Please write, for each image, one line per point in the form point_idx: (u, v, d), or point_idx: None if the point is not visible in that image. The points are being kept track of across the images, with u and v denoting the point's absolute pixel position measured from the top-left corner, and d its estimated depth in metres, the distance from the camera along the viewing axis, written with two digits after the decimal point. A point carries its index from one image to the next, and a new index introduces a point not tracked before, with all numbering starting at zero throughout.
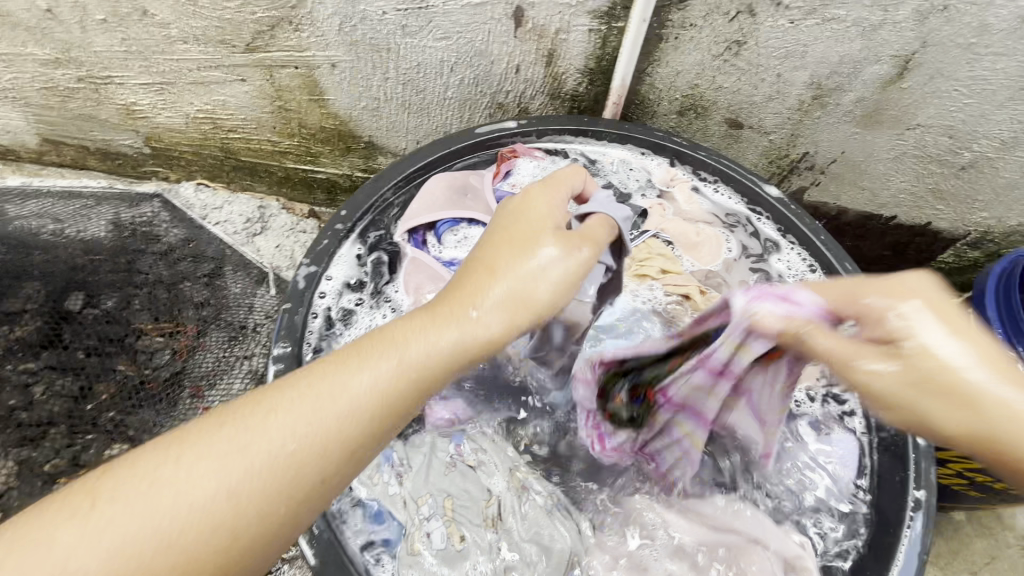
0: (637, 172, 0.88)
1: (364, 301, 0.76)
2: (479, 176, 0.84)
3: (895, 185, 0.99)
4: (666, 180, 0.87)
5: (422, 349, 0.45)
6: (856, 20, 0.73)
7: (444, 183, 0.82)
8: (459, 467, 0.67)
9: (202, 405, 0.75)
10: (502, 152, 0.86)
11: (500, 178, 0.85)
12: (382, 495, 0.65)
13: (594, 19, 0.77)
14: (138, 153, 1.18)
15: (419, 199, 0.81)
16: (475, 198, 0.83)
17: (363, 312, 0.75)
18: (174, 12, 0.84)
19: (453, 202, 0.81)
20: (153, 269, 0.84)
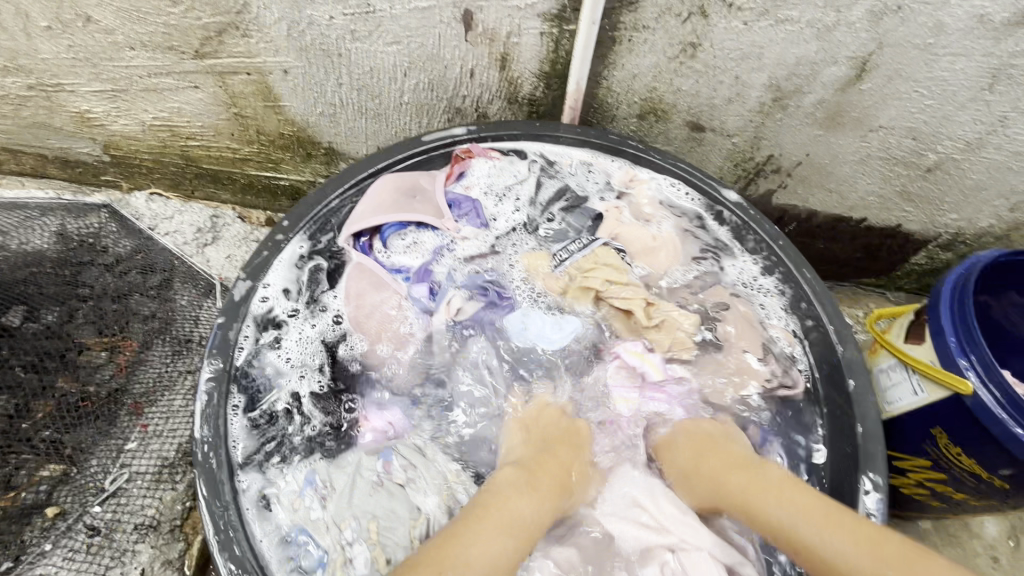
0: (596, 175, 0.87)
1: (298, 312, 0.74)
2: (430, 177, 0.83)
3: (863, 187, 0.98)
4: (624, 180, 0.86)
5: (527, 513, 0.59)
6: (810, 21, 0.72)
7: (392, 184, 0.80)
8: (387, 485, 0.65)
9: (141, 422, 0.76)
10: (457, 151, 0.84)
11: (453, 179, 0.84)
12: (304, 520, 0.63)
13: (545, 22, 0.75)
14: (97, 161, 1.15)
15: (364, 203, 0.79)
16: (424, 200, 0.81)
17: (297, 321, 0.74)
18: (119, 17, 0.82)
19: (401, 205, 0.79)
20: (100, 280, 0.82)
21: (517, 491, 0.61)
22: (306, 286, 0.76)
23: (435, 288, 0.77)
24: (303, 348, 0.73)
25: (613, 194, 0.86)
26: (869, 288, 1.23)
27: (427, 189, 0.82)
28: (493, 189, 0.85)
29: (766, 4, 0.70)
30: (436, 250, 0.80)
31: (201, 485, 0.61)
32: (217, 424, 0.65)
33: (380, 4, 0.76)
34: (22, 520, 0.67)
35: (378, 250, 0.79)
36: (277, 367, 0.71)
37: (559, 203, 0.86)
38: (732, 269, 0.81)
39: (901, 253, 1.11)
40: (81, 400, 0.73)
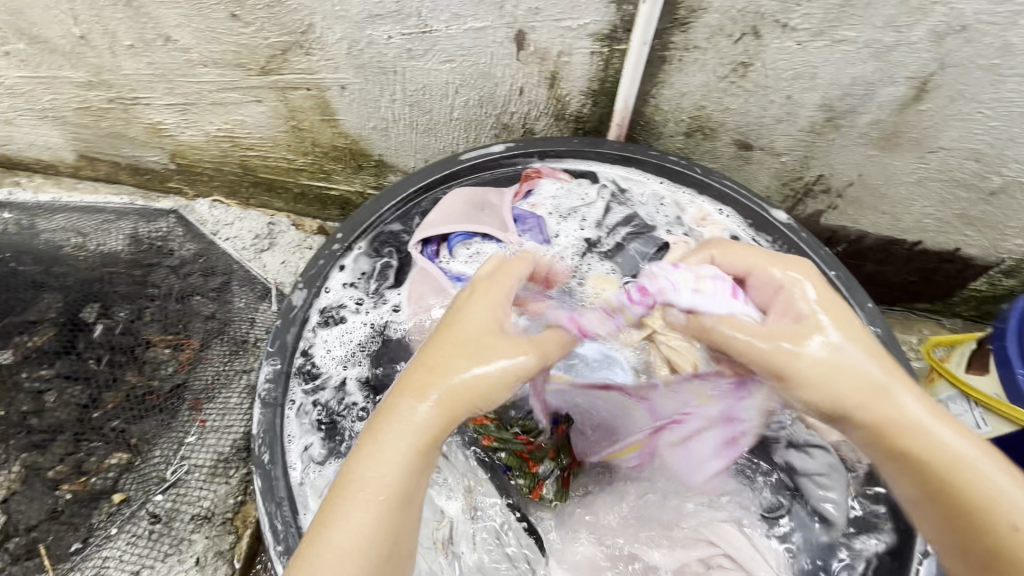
0: (667, 207, 0.87)
1: (364, 301, 0.80)
2: (498, 194, 0.85)
3: (919, 209, 0.95)
4: (697, 219, 0.85)
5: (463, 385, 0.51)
6: (867, 42, 0.71)
7: (463, 198, 0.82)
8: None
9: (199, 418, 0.79)
10: (526, 170, 0.87)
11: (522, 196, 0.87)
12: None
13: (596, 42, 0.77)
14: (164, 169, 1.23)
15: (439, 209, 0.82)
16: (492, 214, 0.83)
17: (361, 312, 0.79)
18: (195, 37, 0.89)
19: (469, 216, 0.81)
20: (166, 281, 0.87)
21: (369, 443, 0.51)
22: (376, 279, 0.81)
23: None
24: (364, 339, 0.77)
25: (682, 229, 0.86)
26: (923, 314, 1.18)
27: (496, 204, 0.84)
28: (558, 207, 0.88)
29: (822, 24, 0.70)
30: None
31: (258, 482, 0.64)
32: (271, 420, 0.67)
33: (437, 25, 0.79)
34: (91, 504, 0.71)
35: (445, 258, 0.81)
36: (336, 354, 0.75)
37: (623, 229, 0.87)
38: None
39: (959, 278, 1.07)
40: (147, 394, 0.78)
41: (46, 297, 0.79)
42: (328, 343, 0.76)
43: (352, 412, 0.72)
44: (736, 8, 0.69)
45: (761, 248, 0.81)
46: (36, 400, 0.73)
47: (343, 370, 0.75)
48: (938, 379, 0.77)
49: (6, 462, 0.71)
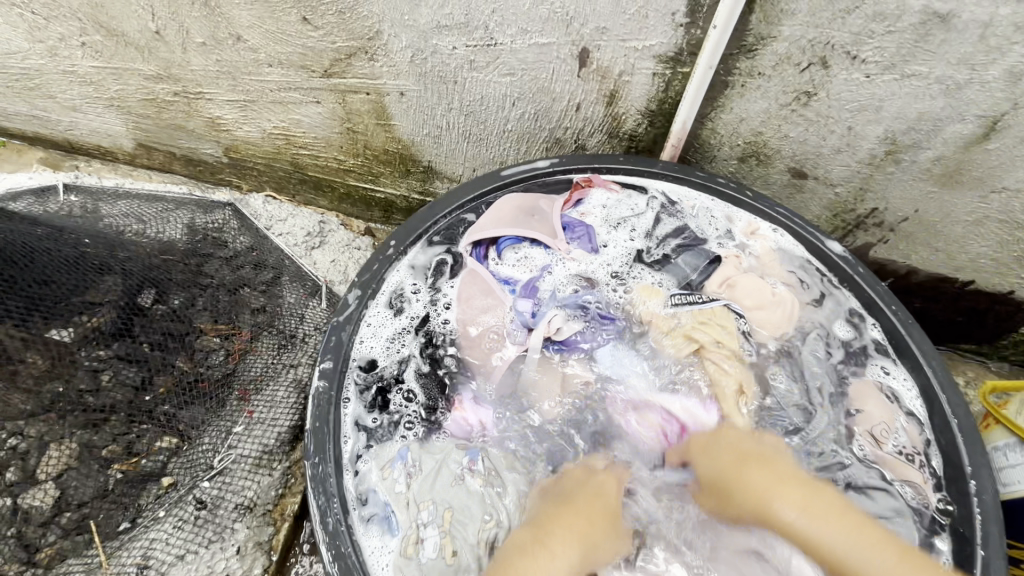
0: (717, 220, 0.85)
1: (419, 292, 0.80)
2: (549, 201, 0.86)
3: (975, 249, 0.93)
4: (745, 232, 0.84)
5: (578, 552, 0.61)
6: (939, 77, 0.70)
7: (515, 204, 0.84)
8: (468, 482, 0.69)
9: (247, 408, 0.83)
10: (577, 179, 0.87)
11: (570, 205, 0.87)
12: (388, 490, 0.67)
13: (659, 63, 0.78)
14: (217, 162, 1.27)
15: (489, 215, 0.83)
16: (542, 220, 0.85)
17: (417, 302, 0.80)
18: (264, 38, 0.91)
19: (520, 222, 0.83)
20: (219, 271, 0.90)
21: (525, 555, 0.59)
22: (431, 274, 0.82)
23: (539, 303, 0.79)
24: (413, 332, 0.78)
25: (733, 242, 0.85)
26: (969, 356, 1.15)
27: (545, 211, 0.86)
28: (608, 218, 0.87)
29: (893, 58, 0.69)
30: (544, 267, 0.83)
31: (311, 474, 0.65)
32: (327, 413, 0.68)
33: (502, 38, 0.80)
34: (140, 485, 0.73)
35: (494, 261, 0.83)
36: (391, 344, 0.76)
37: (673, 241, 0.86)
38: (842, 328, 0.78)
39: (1010, 321, 1.04)
40: (197, 380, 0.80)
41: (105, 280, 0.78)
42: (377, 331, 0.76)
43: (403, 400, 0.73)
44: (806, 37, 0.69)
45: (805, 273, 0.81)
46: (93, 379, 0.72)
47: (395, 362, 0.76)
48: (994, 427, 0.74)
49: (62, 439, 0.70)
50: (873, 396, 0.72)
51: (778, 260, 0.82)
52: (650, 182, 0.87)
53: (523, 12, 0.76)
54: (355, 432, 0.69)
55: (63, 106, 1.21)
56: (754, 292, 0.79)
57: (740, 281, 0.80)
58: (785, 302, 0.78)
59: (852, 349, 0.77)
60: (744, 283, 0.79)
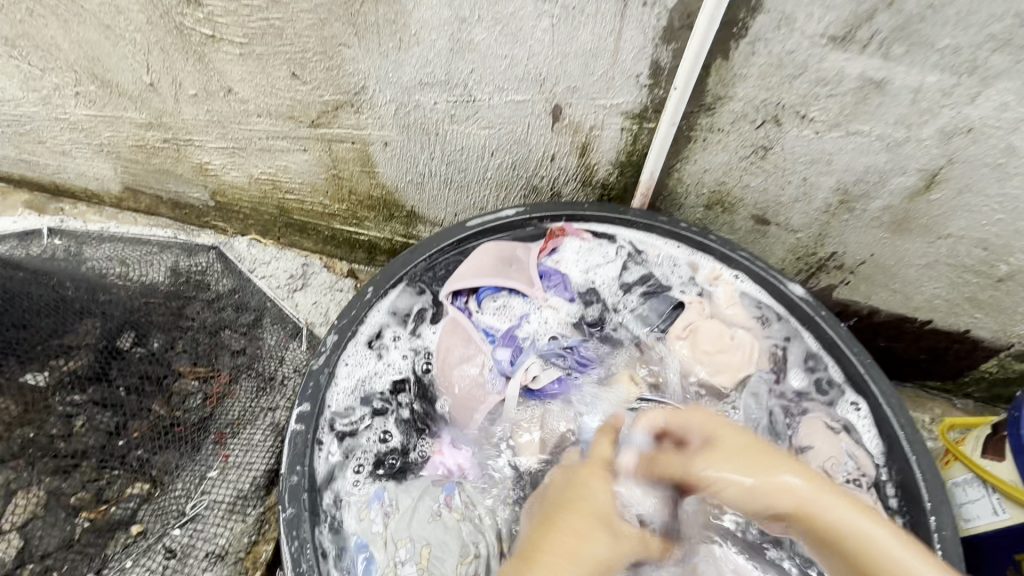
0: (682, 268, 0.90)
1: (399, 336, 0.82)
2: (526, 250, 0.90)
3: (929, 290, 0.98)
4: (709, 279, 0.88)
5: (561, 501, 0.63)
6: (880, 135, 0.76)
7: (493, 253, 0.87)
8: (445, 518, 0.70)
9: (223, 452, 0.82)
10: (552, 229, 0.91)
11: (545, 254, 0.91)
12: (365, 530, 0.68)
13: (627, 120, 0.84)
14: (203, 205, 1.29)
15: (468, 264, 0.86)
16: (519, 269, 0.88)
17: (395, 349, 0.81)
18: (255, 91, 0.96)
19: (498, 272, 0.86)
20: (201, 314, 0.91)
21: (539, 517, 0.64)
22: (410, 321, 0.84)
23: (518, 351, 0.82)
24: (394, 377, 0.80)
25: (696, 289, 0.89)
26: (935, 392, 1.19)
27: (522, 259, 0.89)
28: (581, 265, 0.91)
29: (837, 118, 0.76)
30: (522, 316, 0.86)
31: (285, 516, 0.64)
32: (303, 457, 0.68)
33: (480, 95, 0.86)
34: (108, 534, 0.71)
35: (471, 309, 0.85)
36: (370, 390, 0.77)
37: (641, 288, 0.90)
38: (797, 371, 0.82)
39: (970, 358, 1.09)
40: (173, 425, 0.80)
41: (84, 323, 0.79)
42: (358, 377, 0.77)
43: (381, 442, 0.75)
44: (759, 98, 0.76)
45: (761, 315, 0.85)
46: (65, 424, 0.72)
47: (372, 407, 0.76)
48: (952, 462, 0.76)
49: (29, 486, 0.68)
50: (820, 431, 0.77)
51: (741, 305, 0.86)
52: (621, 232, 0.91)
53: (500, 72, 0.81)
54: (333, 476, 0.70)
55: (52, 151, 1.23)
56: (712, 339, 0.82)
57: (702, 328, 0.83)
58: (745, 346, 0.82)
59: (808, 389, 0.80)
60: (705, 331, 0.83)
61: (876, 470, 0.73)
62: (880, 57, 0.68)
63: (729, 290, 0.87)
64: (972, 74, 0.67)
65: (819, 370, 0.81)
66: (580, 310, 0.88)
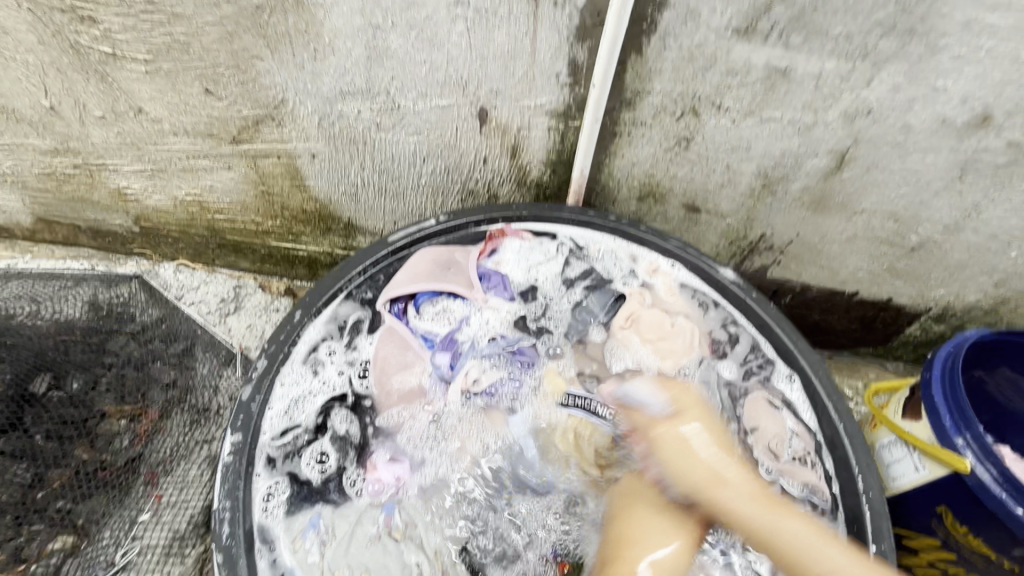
0: (621, 260, 0.90)
1: (337, 351, 0.79)
2: (465, 253, 0.89)
3: (853, 263, 1.03)
4: (648, 270, 0.89)
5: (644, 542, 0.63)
6: (791, 120, 0.80)
7: (429, 258, 0.87)
8: (384, 540, 0.67)
9: (155, 493, 0.77)
10: (491, 231, 0.91)
11: (485, 255, 0.90)
12: (302, 562, 0.64)
13: (553, 118, 0.84)
14: (127, 232, 1.22)
15: (404, 271, 0.85)
16: (457, 273, 0.87)
17: (332, 365, 0.78)
18: (167, 109, 0.91)
19: (435, 276, 0.85)
20: (125, 349, 0.86)
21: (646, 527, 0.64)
22: (346, 333, 0.81)
23: (457, 356, 0.81)
24: (332, 394, 0.76)
25: (637, 280, 0.89)
26: (868, 358, 1.26)
27: (461, 263, 0.88)
28: (523, 264, 0.90)
29: (750, 106, 0.79)
30: (463, 319, 0.85)
31: (216, 558, 0.62)
32: (235, 490, 0.66)
33: (404, 101, 0.84)
34: None
35: (410, 316, 0.83)
36: (305, 411, 0.74)
37: (583, 282, 0.89)
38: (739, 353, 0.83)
39: (896, 324, 1.15)
40: (99, 469, 0.77)
41: None
42: (293, 397, 0.74)
43: (318, 464, 0.71)
44: (676, 91, 0.78)
45: (697, 301, 0.87)
46: None
47: (307, 427, 0.73)
48: (879, 426, 0.81)
49: None
50: (763, 412, 0.78)
51: (678, 292, 0.87)
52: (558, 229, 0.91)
53: (421, 77, 0.80)
54: (267, 506, 0.66)
55: None
56: (655, 326, 0.83)
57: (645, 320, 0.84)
58: (685, 332, 0.83)
59: (745, 367, 0.82)
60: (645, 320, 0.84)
61: (818, 443, 0.75)
62: (782, 47, 0.71)
63: (665, 278, 0.88)
64: (865, 59, 0.70)
65: (753, 349, 0.83)
66: (521, 309, 0.87)
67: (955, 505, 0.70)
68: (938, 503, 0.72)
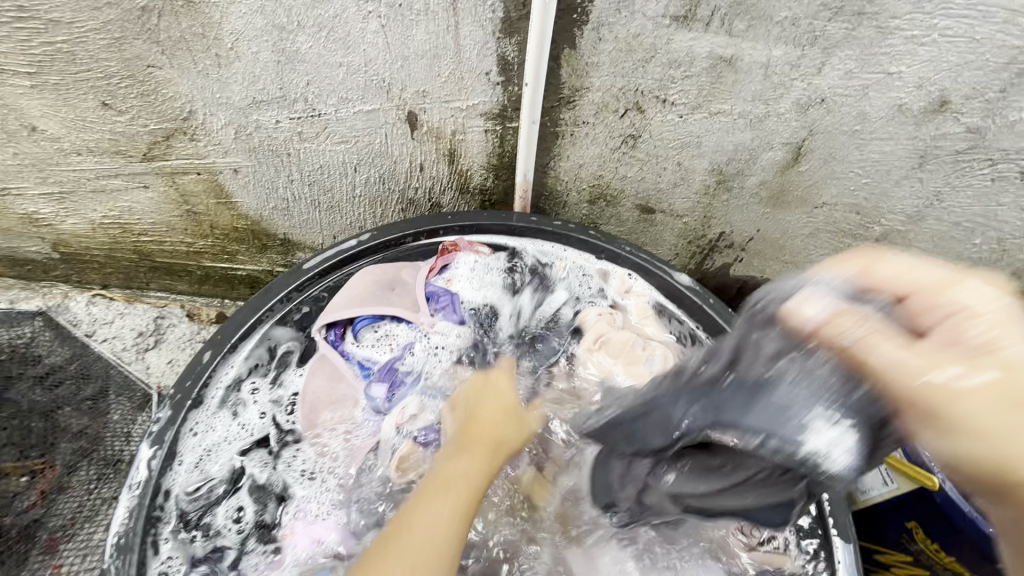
0: (590, 280, 0.86)
1: (260, 387, 0.74)
2: (412, 270, 0.84)
3: (817, 258, 0.99)
4: (620, 290, 0.84)
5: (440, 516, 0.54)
6: (741, 113, 0.74)
7: (372, 278, 0.80)
8: None
9: (54, 563, 0.72)
10: (445, 244, 0.85)
11: (436, 272, 0.85)
12: None
13: (488, 121, 0.78)
14: (47, 259, 1.12)
15: (345, 291, 0.79)
16: (402, 293, 0.82)
17: (253, 405, 0.73)
18: (64, 127, 0.82)
19: (378, 297, 0.79)
20: (29, 395, 0.80)
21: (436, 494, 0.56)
22: (274, 368, 0.76)
23: (396, 388, 0.76)
24: (250, 437, 0.71)
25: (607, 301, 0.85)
26: None
27: (407, 282, 0.83)
28: (476, 282, 0.86)
29: (697, 99, 0.73)
30: (407, 345, 0.80)
31: None
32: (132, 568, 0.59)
33: (325, 108, 0.77)
34: None
35: (350, 345, 0.78)
36: (217, 462, 0.69)
37: (548, 304, 0.86)
38: None
39: None
40: None
41: None
42: (205, 447, 0.68)
43: (232, 521, 0.66)
44: (617, 86, 0.72)
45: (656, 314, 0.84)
46: None
47: (221, 478, 0.68)
48: None
49: None
50: None
51: (651, 315, 0.82)
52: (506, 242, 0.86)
53: (339, 82, 0.73)
54: None
55: None
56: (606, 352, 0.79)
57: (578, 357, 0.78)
58: (654, 355, 0.77)
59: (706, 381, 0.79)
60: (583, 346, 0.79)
61: None
62: (725, 35, 0.65)
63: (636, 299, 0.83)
64: (814, 45, 0.65)
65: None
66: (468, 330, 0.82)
67: (927, 522, 0.66)
68: (909, 519, 0.69)
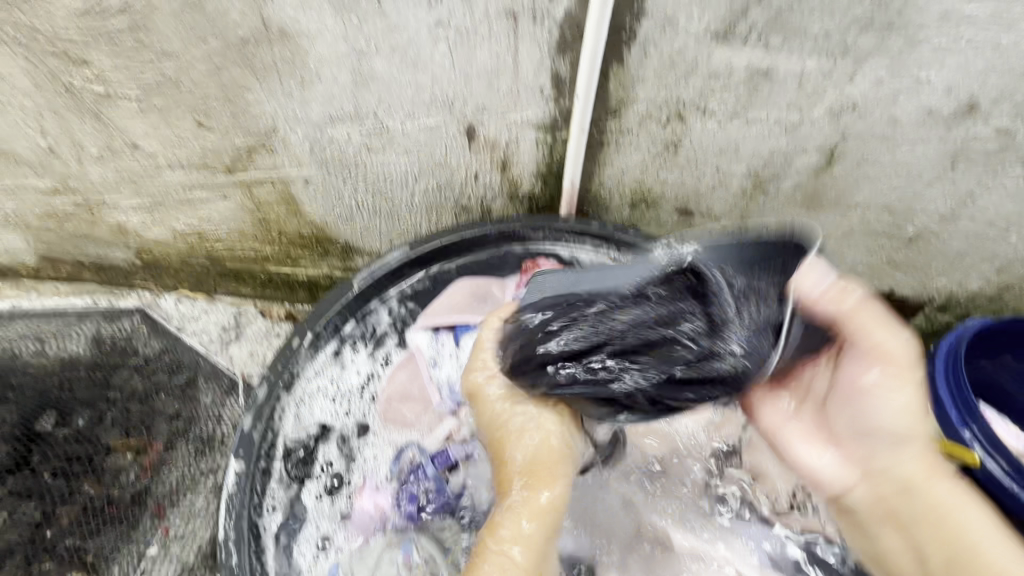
0: None
1: (360, 348, 0.88)
2: (501, 284, 0.94)
3: (852, 258, 1.03)
4: None
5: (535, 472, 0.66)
6: (777, 119, 0.80)
7: (468, 288, 0.92)
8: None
9: (162, 525, 0.83)
10: (526, 263, 0.93)
11: (523, 287, 0.92)
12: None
13: (540, 132, 0.85)
14: (129, 265, 1.23)
15: (443, 298, 0.91)
16: (494, 304, 0.92)
17: (351, 371, 0.87)
18: (162, 143, 0.93)
19: (473, 307, 0.91)
20: (130, 383, 0.92)
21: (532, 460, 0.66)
22: (370, 342, 0.89)
23: None
24: (342, 395, 0.86)
25: None
26: None
27: (498, 294, 0.93)
28: None
29: (735, 108, 0.79)
30: None
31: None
32: (241, 512, 0.75)
33: (393, 123, 0.85)
34: None
35: (448, 343, 0.90)
36: (312, 411, 0.84)
37: None
38: None
39: (899, 316, 1.14)
40: (107, 504, 0.84)
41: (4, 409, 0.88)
42: (299, 401, 0.83)
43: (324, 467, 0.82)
44: (660, 97, 0.78)
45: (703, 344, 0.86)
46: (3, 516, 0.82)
47: (317, 429, 0.83)
48: None
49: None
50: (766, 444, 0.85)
51: None
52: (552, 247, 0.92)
53: (407, 98, 0.81)
54: (268, 517, 0.77)
55: None
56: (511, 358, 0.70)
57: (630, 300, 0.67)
58: None
59: None
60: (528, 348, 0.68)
61: None
62: (762, 49, 0.71)
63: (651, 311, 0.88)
64: (846, 55, 0.71)
65: None
66: None
67: None
68: None
